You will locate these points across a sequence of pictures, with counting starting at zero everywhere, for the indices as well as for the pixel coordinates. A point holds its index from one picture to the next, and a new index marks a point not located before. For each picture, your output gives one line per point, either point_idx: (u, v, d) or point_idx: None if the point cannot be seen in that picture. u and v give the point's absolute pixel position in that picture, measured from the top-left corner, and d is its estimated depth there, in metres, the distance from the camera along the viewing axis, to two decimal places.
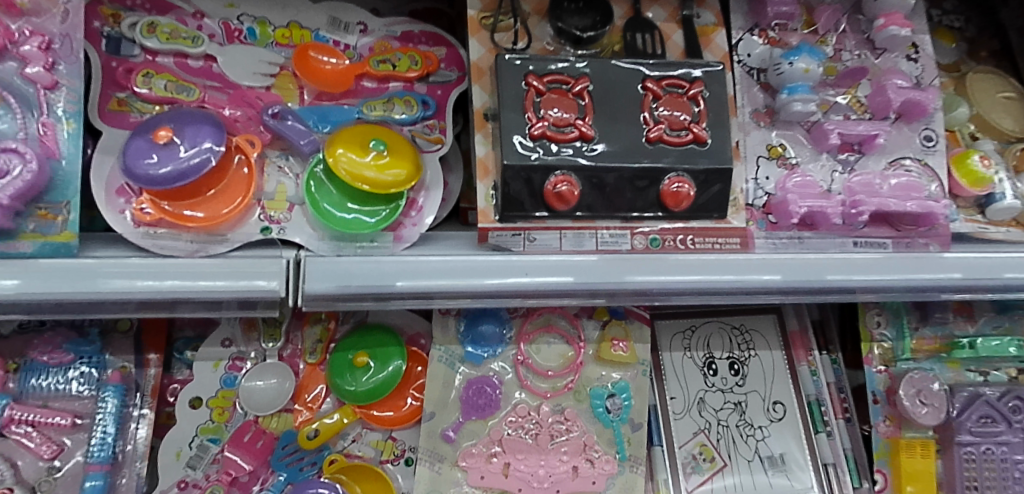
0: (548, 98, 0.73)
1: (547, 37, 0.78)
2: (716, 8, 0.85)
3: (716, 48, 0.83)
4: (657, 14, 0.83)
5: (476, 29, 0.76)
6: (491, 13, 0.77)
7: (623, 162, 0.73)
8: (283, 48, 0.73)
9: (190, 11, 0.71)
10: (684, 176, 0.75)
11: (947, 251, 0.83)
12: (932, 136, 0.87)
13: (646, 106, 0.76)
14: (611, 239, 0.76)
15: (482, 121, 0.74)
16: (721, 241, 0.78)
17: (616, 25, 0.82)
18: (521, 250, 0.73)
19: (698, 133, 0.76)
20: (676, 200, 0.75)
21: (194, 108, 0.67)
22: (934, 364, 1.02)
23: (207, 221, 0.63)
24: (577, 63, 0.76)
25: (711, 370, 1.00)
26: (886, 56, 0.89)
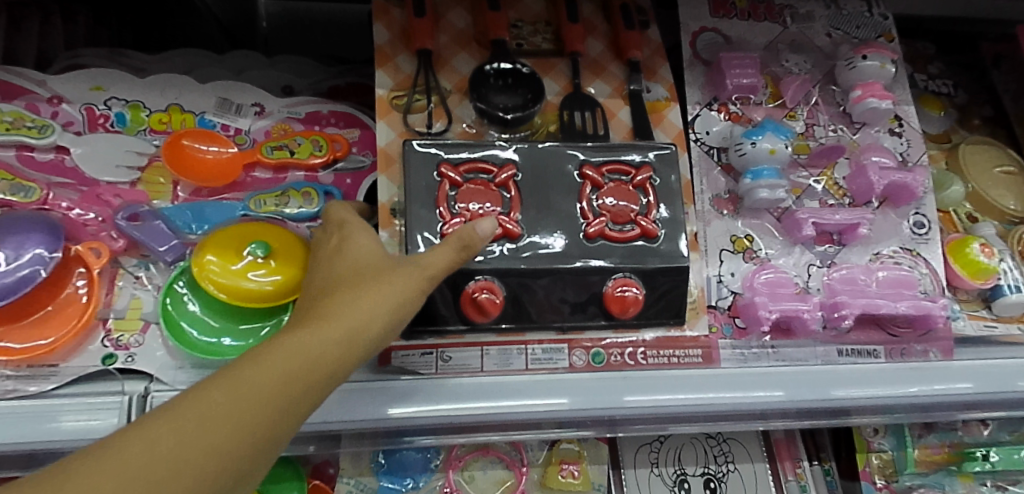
0: (466, 192, 0.61)
1: (473, 118, 0.68)
2: (669, 81, 0.75)
3: (669, 126, 0.73)
4: (600, 87, 0.73)
5: (387, 110, 0.66)
6: (404, 92, 0.67)
7: (558, 264, 0.60)
8: (157, 134, 0.63)
9: (46, 96, 0.62)
10: (631, 277, 0.62)
11: (951, 359, 0.70)
12: (923, 221, 0.76)
13: (584, 196, 0.63)
14: (545, 356, 0.64)
15: (389, 217, 0.62)
16: (679, 354, 0.66)
17: (551, 101, 0.72)
18: (432, 373, 0.62)
19: (647, 227, 0.62)
20: (621, 306, 0.61)
21: (30, 211, 0.55)
22: (942, 478, 0.89)
23: (29, 353, 0.51)
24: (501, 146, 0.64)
25: (682, 489, 0.85)
26: (864, 131, 0.79)
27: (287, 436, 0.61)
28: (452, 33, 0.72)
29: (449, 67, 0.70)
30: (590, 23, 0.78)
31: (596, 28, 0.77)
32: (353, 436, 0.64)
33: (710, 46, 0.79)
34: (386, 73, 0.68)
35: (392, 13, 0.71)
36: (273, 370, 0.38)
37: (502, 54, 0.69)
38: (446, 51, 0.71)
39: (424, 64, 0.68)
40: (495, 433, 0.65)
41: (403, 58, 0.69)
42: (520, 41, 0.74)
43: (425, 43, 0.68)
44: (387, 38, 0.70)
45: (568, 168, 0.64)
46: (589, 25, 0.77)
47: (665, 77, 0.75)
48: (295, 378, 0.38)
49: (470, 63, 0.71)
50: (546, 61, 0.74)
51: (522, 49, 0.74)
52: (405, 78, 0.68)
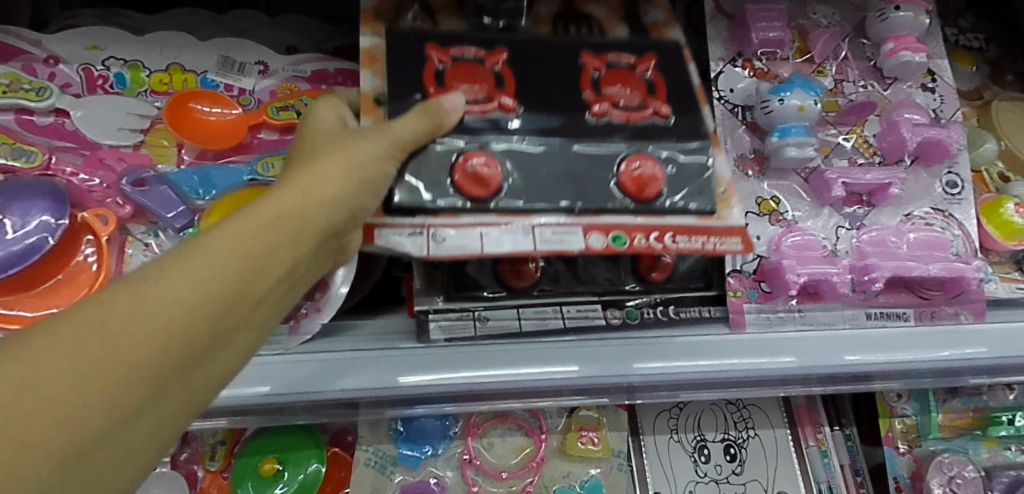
0: (455, 71, 0.56)
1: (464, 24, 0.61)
2: (668, 6, 0.66)
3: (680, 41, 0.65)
4: (601, 11, 0.66)
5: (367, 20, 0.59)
6: (384, 3, 0.61)
7: (560, 135, 0.56)
8: (159, 96, 0.60)
9: (41, 56, 0.59)
10: (643, 155, 0.55)
11: (982, 322, 0.68)
12: (956, 181, 0.73)
13: (587, 85, 0.58)
14: (555, 239, 0.52)
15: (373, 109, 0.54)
16: (713, 242, 0.54)
17: (544, 19, 0.63)
18: (423, 254, 0.50)
19: (657, 108, 0.58)
20: (637, 188, 0.54)
21: (35, 177, 0.53)
22: (967, 443, 0.88)
23: (42, 321, 0.50)
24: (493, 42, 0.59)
25: (703, 455, 0.84)
26: (896, 87, 0.76)
27: (303, 405, 0.60)
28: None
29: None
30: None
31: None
32: (370, 404, 0.63)
33: None
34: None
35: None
36: (235, 234, 0.36)
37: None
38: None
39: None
40: (515, 399, 0.64)
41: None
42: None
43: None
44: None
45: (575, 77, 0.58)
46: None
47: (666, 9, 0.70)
48: (253, 241, 0.36)
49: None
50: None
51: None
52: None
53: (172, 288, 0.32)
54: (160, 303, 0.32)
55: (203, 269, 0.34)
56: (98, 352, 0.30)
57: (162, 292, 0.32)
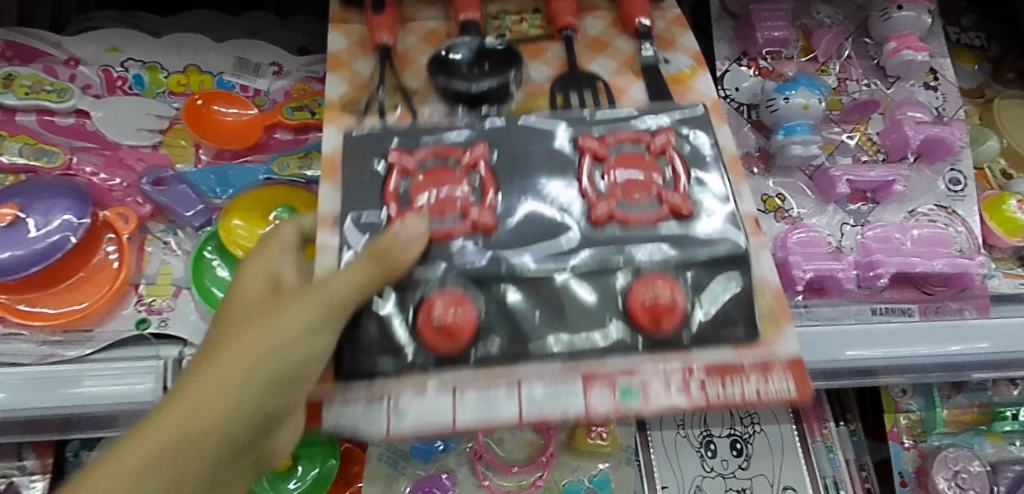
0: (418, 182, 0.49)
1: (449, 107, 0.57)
2: (691, 49, 0.63)
3: (700, 95, 0.59)
4: (613, 66, 0.62)
5: (338, 112, 0.55)
6: (362, 95, 0.57)
7: (545, 244, 0.47)
8: (177, 97, 0.62)
9: (62, 59, 0.60)
10: (662, 278, 0.45)
11: (985, 317, 0.68)
12: (959, 178, 0.74)
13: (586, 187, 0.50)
14: (548, 401, 0.43)
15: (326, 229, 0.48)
16: (760, 390, 0.44)
17: (540, 83, 0.61)
18: (383, 434, 0.43)
19: (676, 203, 0.49)
20: (660, 323, 0.44)
21: (57, 177, 0.55)
22: (972, 438, 0.88)
23: (63, 319, 0.51)
24: (472, 147, 0.51)
25: (709, 450, 0.85)
26: (899, 85, 0.76)
27: None
28: (421, 28, 0.63)
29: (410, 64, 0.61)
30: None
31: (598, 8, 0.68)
32: None
33: None
34: (341, 75, 0.58)
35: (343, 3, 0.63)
36: (265, 339, 0.39)
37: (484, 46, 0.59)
38: (414, 51, 0.62)
39: (387, 61, 0.59)
40: None
41: (361, 62, 0.59)
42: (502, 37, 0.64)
43: (384, 40, 0.59)
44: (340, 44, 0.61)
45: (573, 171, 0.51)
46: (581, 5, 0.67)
47: (683, 51, 0.63)
48: (291, 343, 0.39)
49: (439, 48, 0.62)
50: (541, 50, 0.64)
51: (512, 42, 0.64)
52: (360, 84, 0.58)
53: (225, 397, 0.37)
54: (198, 406, 0.36)
55: (241, 373, 0.38)
56: (167, 457, 0.34)
57: (219, 401, 0.37)
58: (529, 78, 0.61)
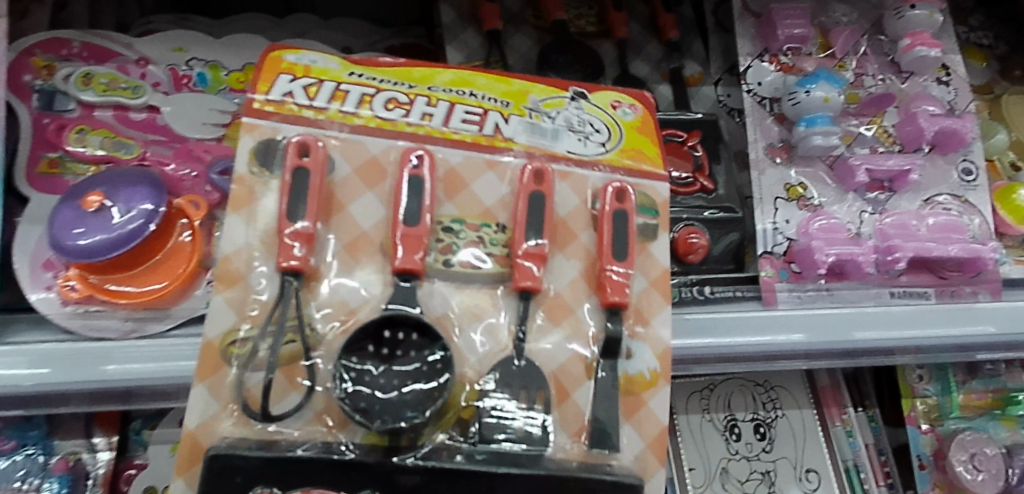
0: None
1: (358, 299, 0.50)
2: (662, 265, 0.54)
3: (654, 339, 0.52)
4: (573, 271, 0.54)
5: (215, 369, 0.47)
6: (249, 338, 0.48)
7: None
8: (237, 94, 0.66)
9: (133, 58, 0.65)
10: None
11: (998, 300, 0.71)
12: (971, 168, 0.77)
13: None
14: None
15: (188, 462, 0.45)
16: None
17: (494, 303, 0.52)
18: None
19: None
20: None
21: (134, 168, 0.59)
22: (986, 422, 0.91)
23: (147, 297, 0.55)
24: (355, 472, 0.43)
25: (733, 434, 0.89)
26: (913, 80, 0.80)
27: None
28: (356, 161, 0.53)
29: (322, 269, 0.51)
30: (583, 160, 0.56)
31: (581, 169, 0.56)
32: None
33: None
34: (244, 220, 0.50)
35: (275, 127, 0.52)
36: None
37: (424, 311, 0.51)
38: (343, 188, 0.53)
39: (291, 290, 0.48)
40: None
41: (260, 274, 0.49)
42: (442, 208, 0.54)
43: (296, 265, 0.48)
44: (247, 164, 0.51)
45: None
46: (560, 170, 0.56)
47: (641, 269, 0.54)
48: None
49: (375, 212, 0.53)
50: (485, 210, 0.55)
51: (460, 221, 0.54)
52: (255, 309, 0.48)
53: None
54: None
55: None
56: None
57: None
58: (457, 294, 0.52)
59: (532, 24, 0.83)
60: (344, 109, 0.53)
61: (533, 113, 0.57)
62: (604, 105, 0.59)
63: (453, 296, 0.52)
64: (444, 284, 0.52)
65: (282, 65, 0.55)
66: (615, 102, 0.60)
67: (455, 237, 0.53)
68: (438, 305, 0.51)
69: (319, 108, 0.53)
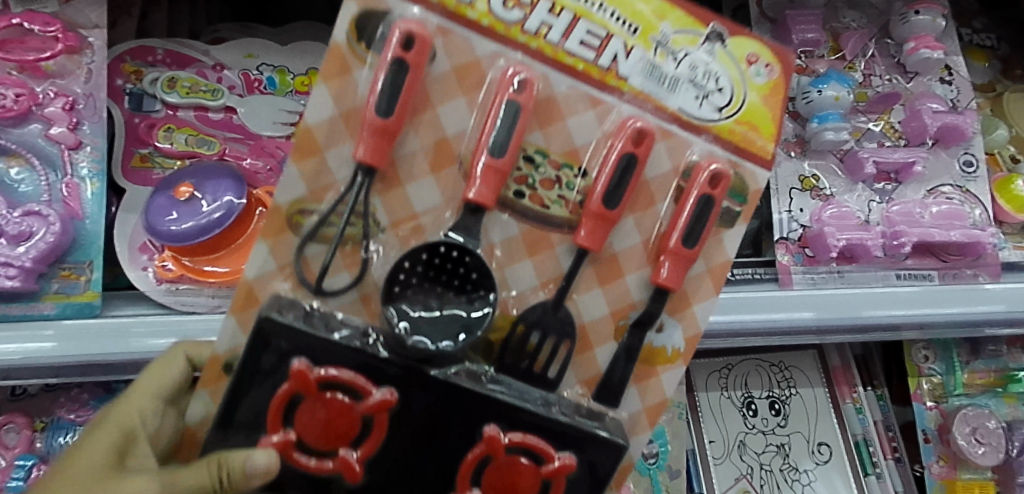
0: (312, 409, 0.42)
1: (425, 205, 0.48)
2: (724, 256, 0.51)
3: (689, 321, 0.51)
4: (637, 224, 0.51)
5: (279, 229, 0.45)
6: (319, 207, 0.46)
7: None
8: (304, 96, 0.73)
9: (210, 64, 0.71)
10: None
11: (998, 281, 0.77)
12: (972, 160, 0.83)
13: (466, 486, 0.44)
14: None
15: (243, 305, 0.45)
16: None
17: (552, 237, 0.50)
18: None
19: None
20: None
21: (214, 161, 0.66)
22: (989, 399, 0.96)
23: (230, 277, 0.62)
24: (383, 369, 0.43)
25: (751, 410, 0.95)
26: (918, 80, 0.86)
27: None
28: (458, 59, 0.47)
29: (399, 170, 0.48)
30: (690, 122, 0.49)
31: (685, 132, 0.50)
32: None
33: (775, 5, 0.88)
34: (334, 93, 0.46)
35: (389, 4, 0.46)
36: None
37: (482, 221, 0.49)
38: (441, 88, 0.48)
39: (363, 186, 0.46)
40: None
41: (342, 153, 0.46)
42: (529, 135, 0.49)
43: (371, 159, 0.45)
44: (348, 38, 0.45)
45: (472, 413, 0.44)
46: (661, 129, 0.49)
47: (704, 257, 0.51)
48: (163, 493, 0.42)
49: (462, 119, 0.48)
50: (576, 149, 0.50)
51: (542, 153, 0.50)
52: (330, 187, 0.46)
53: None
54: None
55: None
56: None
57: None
58: (520, 222, 0.49)
59: None
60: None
61: (660, 54, 0.49)
62: (738, 60, 0.50)
63: (514, 223, 0.49)
64: (513, 209, 0.49)
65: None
66: (751, 57, 0.50)
67: (532, 169, 0.50)
68: (496, 234, 0.49)
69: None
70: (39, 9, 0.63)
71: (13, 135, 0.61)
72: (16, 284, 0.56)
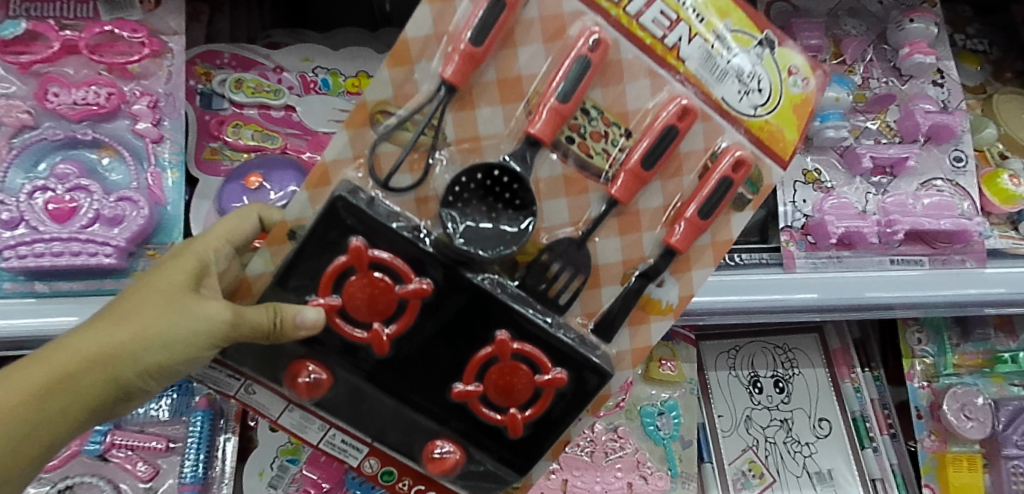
0: (360, 287, 0.52)
1: (490, 131, 0.54)
2: (727, 235, 0.57)
3: (685, 282, 0.57)
4: (662, 184, 0.57)
5: (361, 123, 0.53)
6: (398, 111, 0.53)
7: (381, 420, 0.56)
8: (354, 96, 0.80)
9: (271, 67, 0.79)
10: (454, 443, 0.56)
11: (983, 267, 0.85)
12: (962, 156, 0.90)
13: (471, 376, 0.54)
14: (370, 410, 0.56)
15: (321, 180, 0.53)
16: None
17: (589, 182, 0.56)
18: (229, 394, 0.58)
19: (515, 418, 0.54)
20: (431, 466, 0.55)
21: (278, 154, 0.74)
22: (977, 378, 1.04)
23: None
24: (426, 264, 0.52)
25: (756, 388, 1.03)
26: (912, 83, 0.94)
27: None
28: (548, 13, 0.54)
29: (472, 99, 0.54)
30: (727, 110, 0.56)
31: (721, 118, 0.56)
32: None
33: (781, 13, 0.96)
34: (435, 12, 0.52)
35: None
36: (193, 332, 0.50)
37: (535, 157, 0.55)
38: (526, 31, 0.54)
39: (442, 98, 0.52)
40: None
41: (426, 69, 0.53)
42: (591, 91, 0.55)
43: (453, 81, 0.51)
44: None
45: (493, 319, 0.53)
46: (703, 108, 0.55)
47: (711, 229, 0.57)
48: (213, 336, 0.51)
49: (537, 61, 0.54)
50: (628, 112, 0.56)
51: (597, 110, 0.56)
52: (409, 95, 0.53)
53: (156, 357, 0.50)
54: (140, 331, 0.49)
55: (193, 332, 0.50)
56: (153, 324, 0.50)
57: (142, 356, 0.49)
58: (564, 164, 0.56)
59: None
60: None
61: (717, 44, 0.55)
62: (781, 67, 0.56)
63: (558, 164, 0.56)
64: (560, 153, 0.56)
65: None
66: (793, 68, 0.56)
67: (587, 121, 0.56)
68: (543, 170, 0.56)
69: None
70: (126, 17, 0.70)
71: (103, 129, 0.68)
72: (114, 261, 0.63)
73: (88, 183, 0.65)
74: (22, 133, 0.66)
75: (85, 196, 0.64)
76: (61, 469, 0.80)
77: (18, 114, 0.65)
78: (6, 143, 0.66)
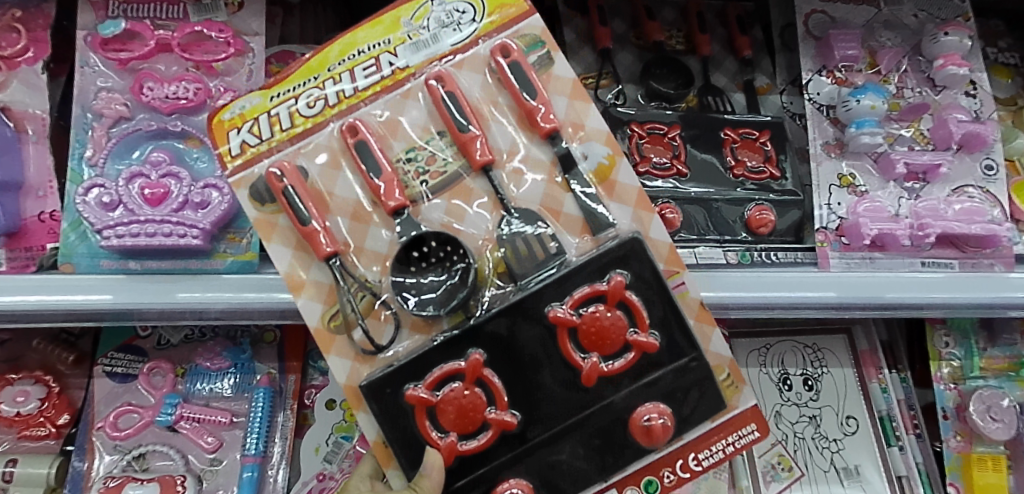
0: (443, 407, 0.63)
1: (383, 244, 0.66)
2: (566, 76, 0.67)
3: (593, 134, 0.66)
4: (507, 128, 0.68)
5: (329, 343, 0.63)
6: (334, 308, 0.64)
7: (584, 428, 0.65)
8: None
9: None
10: (648, 410, 0.64)
11: (1012, 270, 0.87)
12: (993, 165, 0.93)
13: (565, 347, 0.63)
14: (560, 429, 0.64)
15: (356, 398, 0.64)
16: (730, 436, 0.67)
17: (467, 183, 0.68)
18: None
19: (642, 343, 0.64)
20: (653, 435, 0.64)
21: None
22: (1003, 382, 1.05)
23: None
24: (446, 348, 0.63)
25: (786, 385, 1.07)
26: (945, 93, 0.97)
27: None
28: (319, 155, 0.67)
29: (353, 242, 0.66)
30: (462, 49, 0.68)
31: (467, 54, 0.68)
32: None
33: (819, 24, 1.01)
34: (284, 240, 0.64)
35: (253, 171, 0.64)
36: None
37: (425, 222, 0.67)
38: (324, 178, 0.67)
39: (339, 268, 0.64)
40: None
41: (315, 269, 0.64)
42: (394, 148, 0.68)
43: (331, 249, 0.63)
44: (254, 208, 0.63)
45: (532, 312, 0.63)
46: (450, 67, 0.68)
47: (560, 92, 0.67)
48: None
49: (354, 183, 0.67)
50: (425, 126, 0.68)
51: (413, 149, 0.68)
52: (331, 289, 0.64)
53: None
54: None
55: None
56: None
57: None
58: (444, 196, 0.68)
59: (634, 44, 1.09)
60: (283, 126, 0.65)
61: (411, 34, 0.67)
62: None
63: (442, 199, 0.67)
64: (433, 193, 0.67)
65: (225, 123, 0.64)
66: None
67: (416, 164, 0.68)
68: (439, 214, 0.67)
69: (267, 140, 0.65)
70: (212, 18, 0.79)
71: (190, 121, 0.76)
72: (200, 243, 0.68)
73: (178, 171, 0.72)
74: (119, 124, 0.75)
75: (176, 182, 0.71)
76: (134, 438, 0.86)
77: (117, 106, 0.74)
78: (105, 133, 0.74)
